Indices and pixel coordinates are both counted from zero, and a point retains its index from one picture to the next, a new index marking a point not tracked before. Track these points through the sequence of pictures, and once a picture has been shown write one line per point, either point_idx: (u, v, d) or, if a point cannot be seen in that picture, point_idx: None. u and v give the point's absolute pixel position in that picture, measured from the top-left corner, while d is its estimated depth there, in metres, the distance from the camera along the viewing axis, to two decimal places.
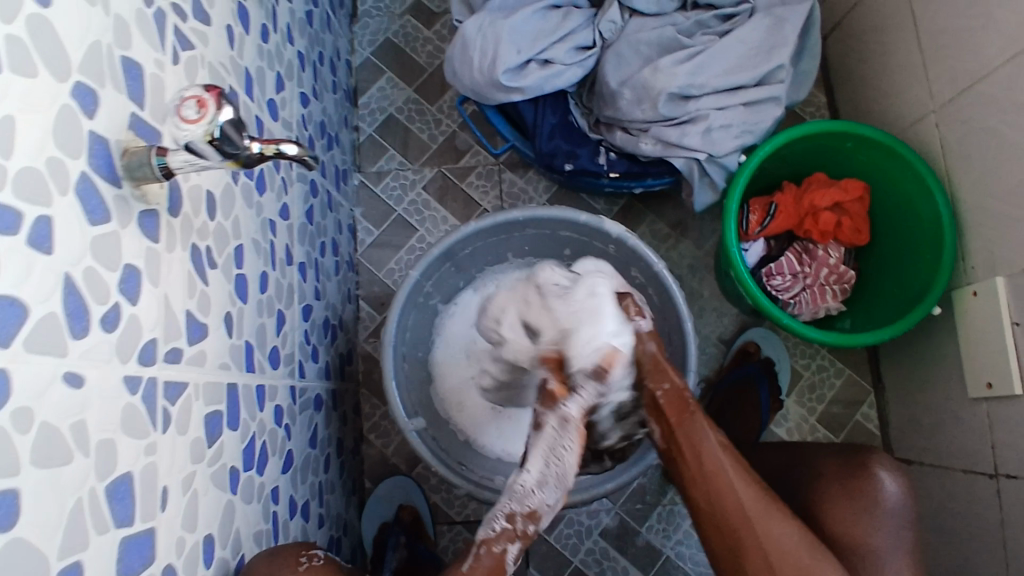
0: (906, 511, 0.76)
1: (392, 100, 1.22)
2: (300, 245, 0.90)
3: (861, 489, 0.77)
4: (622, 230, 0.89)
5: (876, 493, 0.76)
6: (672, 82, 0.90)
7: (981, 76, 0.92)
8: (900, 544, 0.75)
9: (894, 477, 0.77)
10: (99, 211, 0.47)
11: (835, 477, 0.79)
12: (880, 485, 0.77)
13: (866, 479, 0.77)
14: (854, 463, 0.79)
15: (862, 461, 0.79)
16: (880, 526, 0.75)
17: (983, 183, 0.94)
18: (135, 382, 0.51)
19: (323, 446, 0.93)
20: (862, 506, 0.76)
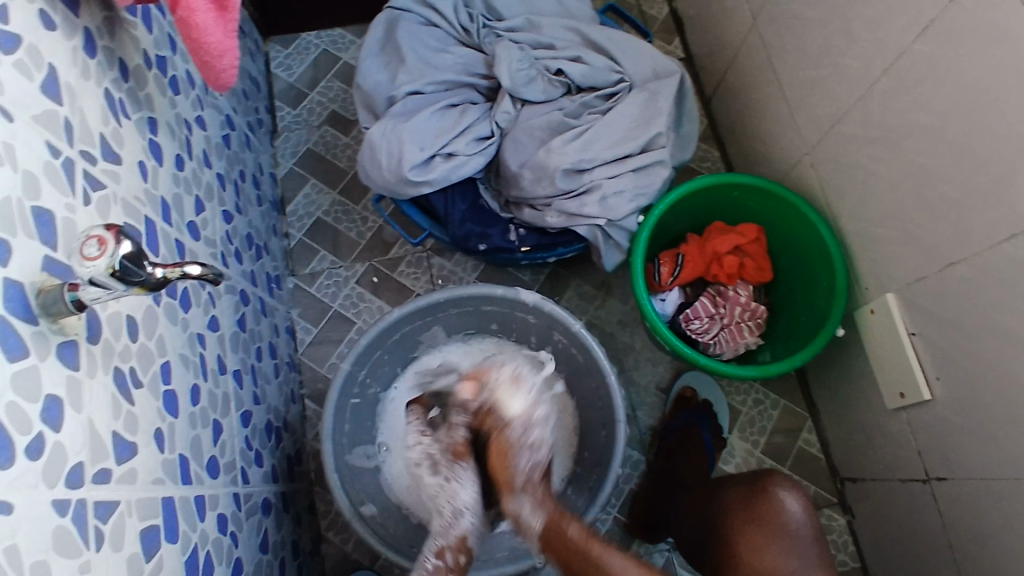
0: (809, 527, 0.83)
1: (319, 204, 1.29)
2: (233, 353, 0.94)
3: (766, 513, 0.84)
4: (538, 298, 0.95)
5: (780, 514, 0.83)
6: (563, 160, 0.99)
7: (838, 118, 1.02)
8: (811, 558, 0.82)
9: (794, 496, 0.84)
10: (17, 347, 0.51)
11: (739, 505, 0.86)
12: (782, 507, 0.84)
13: (769, 503, 0.84)
14: (755, 490, 0.86)
15: (762, 485, 0.86)
16: (789, 545, 0.82)
17: (856, 210, 1.03)
18: (64, 505, 0.53)
19: (276, 549, 0.94)
20: (771, 531, 0.83)
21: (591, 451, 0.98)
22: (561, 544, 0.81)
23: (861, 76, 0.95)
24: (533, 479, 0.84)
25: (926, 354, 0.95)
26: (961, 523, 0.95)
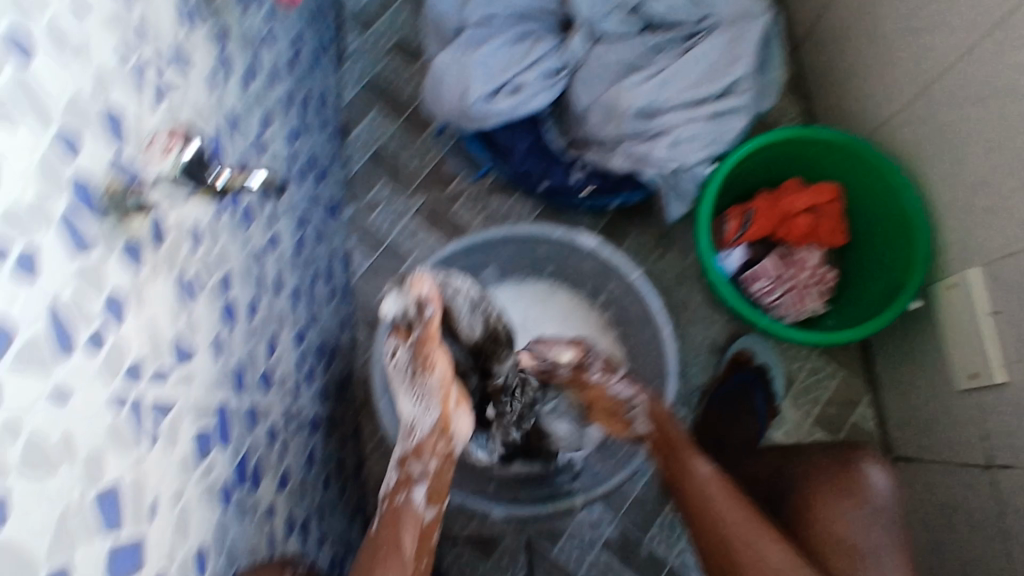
0: (893, 508, 0.82)
1: (381, 134, 1.27)
2: (291, 273, 0.95)
3: (851, 486, 0.82)
4: (596, 243, 0.92)
5: (865, 489, 0.82)
6: (637, 100, 0.94)
7: (939, 74, 0.94)
8: (890, 538, 0.80)
9: (881, 472, 0.82)
10: (83, 242, 0.52)
11: (823, 475, 0.84)
12: (868, 482, 0.82)
13: (857, 477, 0.82)
14: (840, 461, 0.84)
15: (848, 459, 0.84)
16: (869, 522, 0.80)
17: (951, 175, 0.95)
18: (123, 399, 0.54)
19: (321, 465, 0.97)
20: (854, 504, 0.81)
21: None
22: (668, 447, 0.85)
23: (975, 24, 0.86)
24: (510, 382, 0.88)
25: (1008, 333, 0.88)
26: (1022, 512, 0.87)
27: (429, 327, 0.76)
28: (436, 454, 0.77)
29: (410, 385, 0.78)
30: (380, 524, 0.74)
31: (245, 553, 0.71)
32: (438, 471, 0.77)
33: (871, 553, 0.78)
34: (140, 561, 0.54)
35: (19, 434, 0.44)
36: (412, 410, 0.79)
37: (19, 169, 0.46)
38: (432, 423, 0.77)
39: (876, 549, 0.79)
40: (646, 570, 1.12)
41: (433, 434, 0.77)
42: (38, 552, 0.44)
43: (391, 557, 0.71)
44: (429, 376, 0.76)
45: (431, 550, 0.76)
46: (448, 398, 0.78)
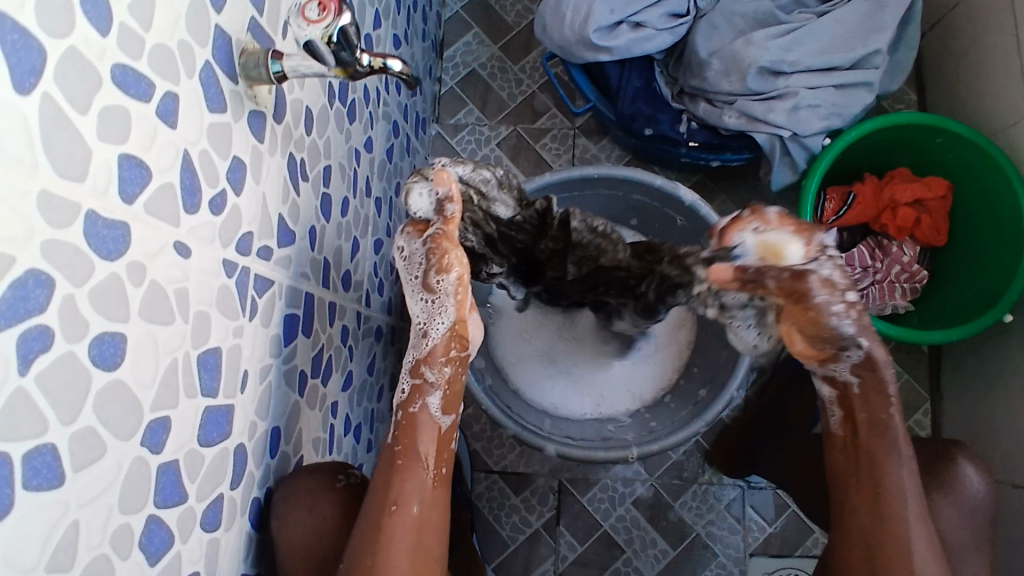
0: (985, 511, 0.74)
1: (477, 56, 1.24)
2: (378, 180, 0.93)
3: (948, 479, 0.73)
4: (696, 198, 0.89)
5: (961, 486, 0.73)
6: (763, 56, 0.90)
7: None
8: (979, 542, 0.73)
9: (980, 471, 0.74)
10: (217, 101, 0.51)
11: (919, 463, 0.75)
12: (965, 480, 0.73)
13: (953, 472, 0.73)
14: (941, 454, 0.75)
15: (945, 452, 0.75)
16: (965, 521, 0.72)
17: None
18: (232, 267, 0.54)
19: (378, 375, 0.97)
20: (952, 502, 0.72)
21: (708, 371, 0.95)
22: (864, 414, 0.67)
23: None
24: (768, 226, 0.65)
25: None
26: None
27: (449, 225, 0.64)
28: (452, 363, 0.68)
29: (422, 286, 0.65)
30: (397, 431, 0.67)
31: (309, 444, 0.72)
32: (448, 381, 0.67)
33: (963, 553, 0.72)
34: (226, 430, 0.54)
35: (144, 280, 0.43)
36: (418, 312, 0.67)
37: (172, 11, 0.45)
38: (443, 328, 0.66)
39: (964, 550, 0.72)
40: (672, 534, 1.12)
41: (448, 339, 0.67)
42: (145, 397, 0.45)
43: (406, 466, 0.65)
44: (443, 279, 0.64)
45: (450, 460, 0.68)
46: (466, 299, 0.66)
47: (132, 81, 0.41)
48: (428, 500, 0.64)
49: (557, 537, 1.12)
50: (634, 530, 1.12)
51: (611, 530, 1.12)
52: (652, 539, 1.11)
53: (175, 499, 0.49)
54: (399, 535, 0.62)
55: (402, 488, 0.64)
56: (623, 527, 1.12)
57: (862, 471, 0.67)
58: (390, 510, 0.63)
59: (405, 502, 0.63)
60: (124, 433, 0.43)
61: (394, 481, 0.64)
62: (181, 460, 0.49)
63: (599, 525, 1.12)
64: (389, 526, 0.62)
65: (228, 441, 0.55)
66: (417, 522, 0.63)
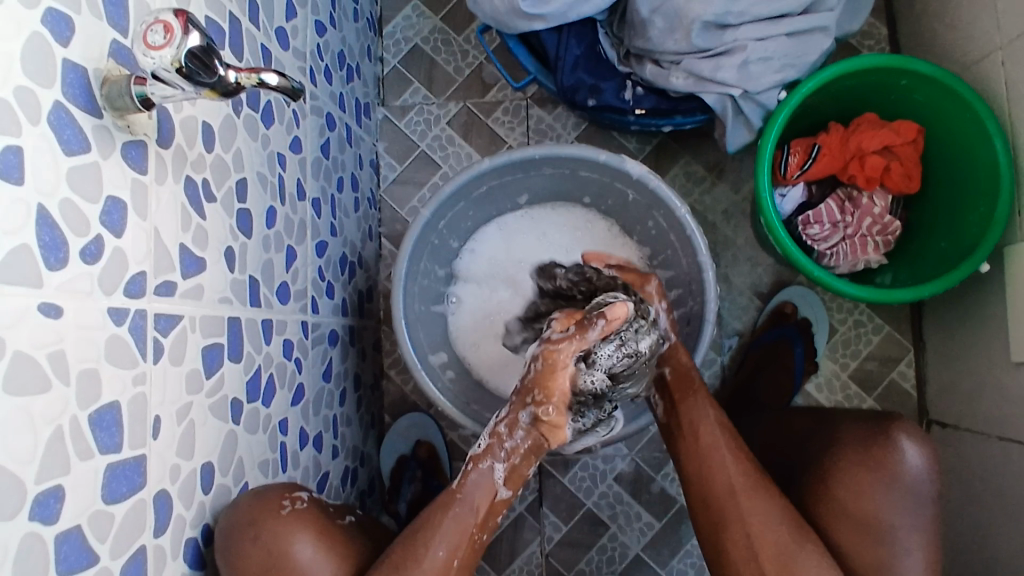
0: (927, 492, 0.69)
1: (418, 30, 1.17)
2: (313, 180, 0.89)
3: (881, 460, 0.69)
4: (643, 170, 0.84)
5: (897, 466, 0.69)
6: (707, 10, 0.84)
7: None
8: (916, 524, 0.68)
9: (919, 448, 0.69)
10: (77, 141, 0.46)
11: (855, 442, 0.71)
12: (902, 458, 0.69)
13: (890, 451, 0.69)
14: (876, 432, 0.71)
15: (884, 427, 0.71)
16: (897, 508, 0.68)
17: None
18: (121, 314, 0.50)
19: (338, 379, 0.95)
20: (884, 485, 0.68)
21: None
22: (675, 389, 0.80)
23: None
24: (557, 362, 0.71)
25: None
26: None
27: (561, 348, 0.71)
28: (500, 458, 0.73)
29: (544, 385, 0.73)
30: (461, 478, 0.73)
31: (254, 468, 0.70)
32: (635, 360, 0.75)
33: (893, 541, 0.67)
34: (139, 481, 0.52)
35: (4, 353, 0.40)
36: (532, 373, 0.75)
37: (1, 55, 0.40)
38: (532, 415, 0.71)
39: (895, 537, 0.67)
40: (656, 507, 1.10)
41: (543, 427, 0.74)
42: (27, 473, 0.42)
43: (458, 513, 0.71)
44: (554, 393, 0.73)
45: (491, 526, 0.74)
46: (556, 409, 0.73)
47: None
48: (453, 547, 0.70)
49: (541, 519, 1.11)
50: (617, 506, 1.10)
51: (595, 507, 1.11)
52: (636, 512, 1.10)
53: (83, 564, 0.47)
54: (424, 567, 0.68)
55: (425, 538, 0.70)
56: (606, 504, 1.11)
57: (702, 452, 0.76)
58: (416, 553, 0.69)
59: (432, 548, 0.69)
60: (5, 513, 0.41)
61: (437, 525, 0.71)
62: (85, 524, 0.47)
63: (582, 504, 1.11)
64: (416, 561, 0.68)
65: (144, 492, 0.53)
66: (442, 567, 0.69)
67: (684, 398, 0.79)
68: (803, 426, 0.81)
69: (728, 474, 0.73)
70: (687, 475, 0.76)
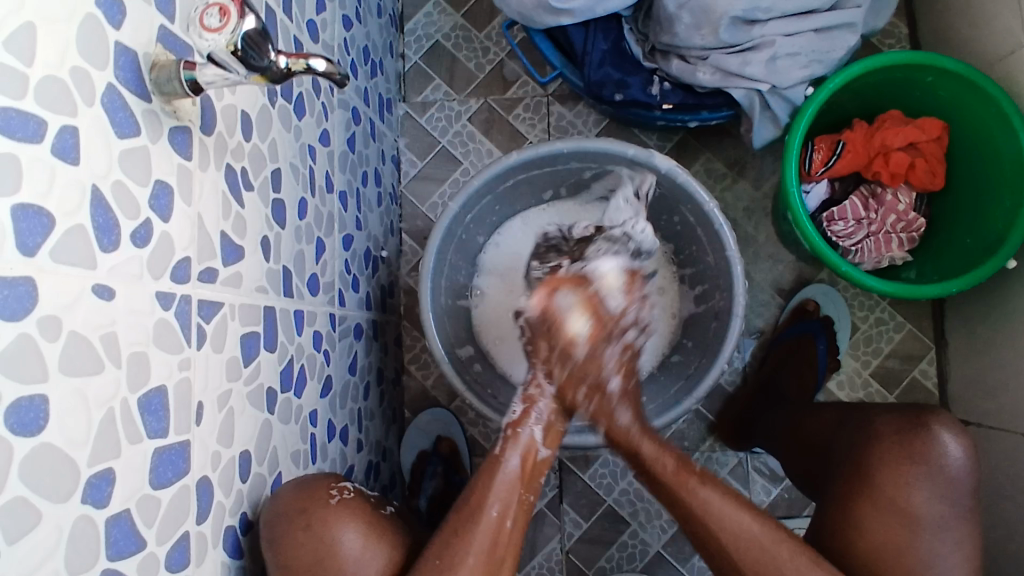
0: (968, 481, 0.69)
1: (439, 27, 1.17)
2: (340, 173, 0.89)
3: (921, 451, 0.69)
4: (672, 165, 0.84)
5: (938, 457, 0.69)
6: (735, 5, 0.84)
7: None
8: (956, 514, 0.67)
9: (958, 439, 0.69)
10: (128, 124, 0.47)
11: (891, 434, 0.72)
12: (942, 449, 0.69)
13: (928, 442, 0.70)
14: (913, 424, 0.71)
15: (920, 420, 0.71)
16: (938, 497, 0.68)
17: None
18: (168, 298, 0.51)
19: (363, 373, 0.95)
20: (926, 475, 0.68)
21: (697, 340, 0.92)
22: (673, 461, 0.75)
23: None
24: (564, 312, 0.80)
25: None
26: None
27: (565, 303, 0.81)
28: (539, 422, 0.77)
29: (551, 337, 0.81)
30: (503, 443, 0.75)
31: (287, 459, 0.70)
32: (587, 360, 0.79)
33: (937, 532, 0.67)
34: (183, 466, 0.52)
35: (61, 334, 0.40)
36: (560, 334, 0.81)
37: (60, 36, 0.40)
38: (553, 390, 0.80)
39: (938, 526, 0.67)
40: None
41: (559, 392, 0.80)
42: (80, 454, 0.42)
43: (503, 470, 0.72)
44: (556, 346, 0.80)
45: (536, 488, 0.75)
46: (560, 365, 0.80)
47: (18, 123, 0.38)
48: (504, 506, 0.70)
49: (562, 515, 1.11)
50: (638, 502, 1.10)
51: (616, 504, 1.11)
52: (658, 509, 1.10)
53: (132, 549, 0.47)
54: (478, 532, 0.67)
55: (477, 500, 0.69)
56: (627, 501, 1.10)
57: (698, 526, 0.72)
58: (469, 518, 0.68)
59: (483, 509, 0.69)
60: (61, 494, 0.41)
61: (486, 488, 0.70)
62: (134, 509, 0.47)
63: (603, 500, 1.11)
64: (472, 523, 0.67)
65: (187, 478, 0.53)
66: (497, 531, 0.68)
67: (637, 453, 0.78)
68: (832, 422, 0.82)
69: (736, 542, 0.69)
70: (700, 542, 0.72)
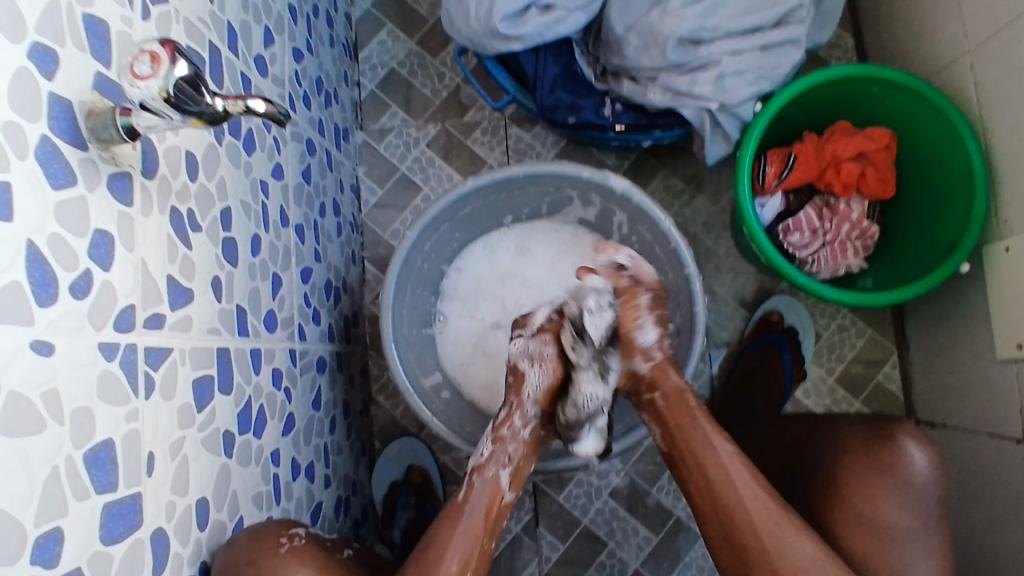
0: (935, 490, 0.70)
1: (394, 54, 1.18)
2: (296, 206, 0.88)
3: (887, 462, 0.70)
4: (627, 185, 0.85)
5: (904, 468, 0.70)
6: (681, 26, 0.86)
7: (1011, 19, 0.83)
8: (927, 521, 0.69)
9: (923, 449, 0.70)
10: (64, 175, 0.45)
11: (858, 447, 0.72)
12: (907, 459, 0.70)
13: (895, 453, 0.70)
14: (879, 435, 0.72)
15: (886, 431, 0.72)
16: (907, 508, 0.69)
17: (1002, 128, 0.86)
18: (112, 349, 0.49)
19: (328, 407, 0.93)
20: (894, 487, 0.69)
21: None
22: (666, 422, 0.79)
23: None
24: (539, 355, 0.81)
25: None
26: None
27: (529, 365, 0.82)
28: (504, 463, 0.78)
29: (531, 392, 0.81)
30: (466, 489, 0.76)
31: (248, 502, 0.69)
32: (659, 377, 0.80)
33: (909, 542, 0.68)
34: (135, 520, 0.51)
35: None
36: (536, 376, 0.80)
37: None
38: (648, 364, 0.81)
39: (910, 536, 0.68)
40: (653, 520, 1.10)
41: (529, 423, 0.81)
42: (24, 516, 0.41)
43: (471, 523, 0.73)
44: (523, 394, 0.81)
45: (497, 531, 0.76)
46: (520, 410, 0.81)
47: None
48: (465, 558, 0.71)
49: (538, 539, 1.10)
50: (614, 521, 1.10)
51: (591, 524, 1.10)
52: (633, 527, 1.10)
53: None
54: None
55: (437, 552, 0.70)
56: (603, 521, 1.10)
57: (712, 486, 0.73)
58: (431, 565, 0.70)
59: (444, 560, 0.70)
60: (7, 557, 0.39)
61: (448, 539, 0.72)
62: (85, 566, 0.46)
63: (579, 521, 1.10)
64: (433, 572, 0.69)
65: (140, 531, 0.52)
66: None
67: (679, 415, 0.78)
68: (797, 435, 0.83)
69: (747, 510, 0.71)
70: (703, 512, 0.74)
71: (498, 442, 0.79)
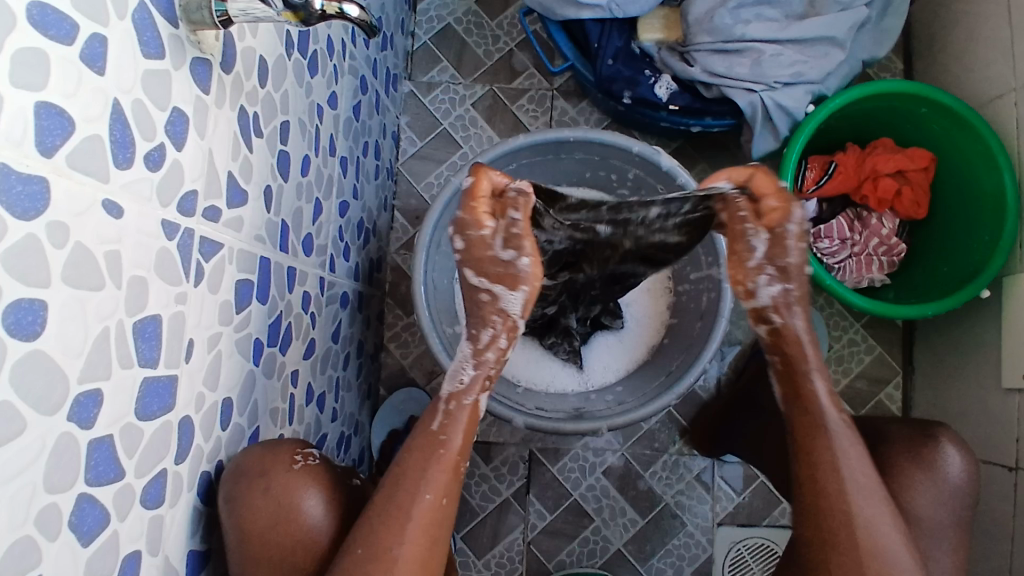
0: (966, 496, 0.71)
1: (452, 10, 1.18)
2: (344, 138, 0.89)
3: (928, 459, 0.71)
4: (674, 164, 0.86)
5: (940, 467, 0.71)
6: (728, 24, 0.93)
7: None
8: (953, 524, 0.71)
9: (959, 453, 0.72)
10: (154, 46, 0.46)
11: (900, 440, 0.74)
12: (944, 460, 0.71)
13: (935, 452, 0.72)
14: (922, 433, 0.74)
15: (927, 432, 0.74)
16: (940, 507, 0.70)
17: None
18: (173, 228, 0.50)
19: (344, 342, 0.94)
20: (930, 483, 0.71)
21: (680, 342, 0.93)
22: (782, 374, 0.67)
23: None
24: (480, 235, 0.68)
25: None
26: None
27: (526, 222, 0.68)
28: (485, 388, 0.70)
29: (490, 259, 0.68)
30: (444, 419, 0.67)
31: (266, 414, 0.69)
32: (786, 342, 0.67)
33: (937, 535, 0.70)
34: (168, 401, 0.51)
35: (68, 241, 0.39)
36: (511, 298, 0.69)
37: None
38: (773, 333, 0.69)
39: (938, 532, 0.70)
40: (642, 503, 1.11)
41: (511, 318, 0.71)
42: (73, 369, 0.40)
43: (445, 454, 0.65)
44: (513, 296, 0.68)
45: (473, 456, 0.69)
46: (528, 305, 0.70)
47: (52, 20, 0.37)
48: (441, 487, 0.64)
49: (527, 506, 1.11)
50: (604, 499, 1.11)
51: (581, 499, 1.11)
52: (622, 508, 1.11)
53: (110, 476, 0.45)
54: (408, 525, 0.61)
55: (407, 484, 0.63)
56: (593, 497, 1.11)
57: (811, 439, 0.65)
58: (402, 503, 0.62)
59: (416, 492, 0.63)
60: (49, 406, 0.39)
61: (423, 470, 0.64)
62: (116, 435, 0.45)
63: (569, 494, 1.11)
64: (404, 516, 0.61)
65: (171, 413, 0.52)
66: (436, 515, 0.63)
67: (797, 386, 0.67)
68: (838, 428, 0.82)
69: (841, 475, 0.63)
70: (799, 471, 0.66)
71: (479, 362, 0.70)
